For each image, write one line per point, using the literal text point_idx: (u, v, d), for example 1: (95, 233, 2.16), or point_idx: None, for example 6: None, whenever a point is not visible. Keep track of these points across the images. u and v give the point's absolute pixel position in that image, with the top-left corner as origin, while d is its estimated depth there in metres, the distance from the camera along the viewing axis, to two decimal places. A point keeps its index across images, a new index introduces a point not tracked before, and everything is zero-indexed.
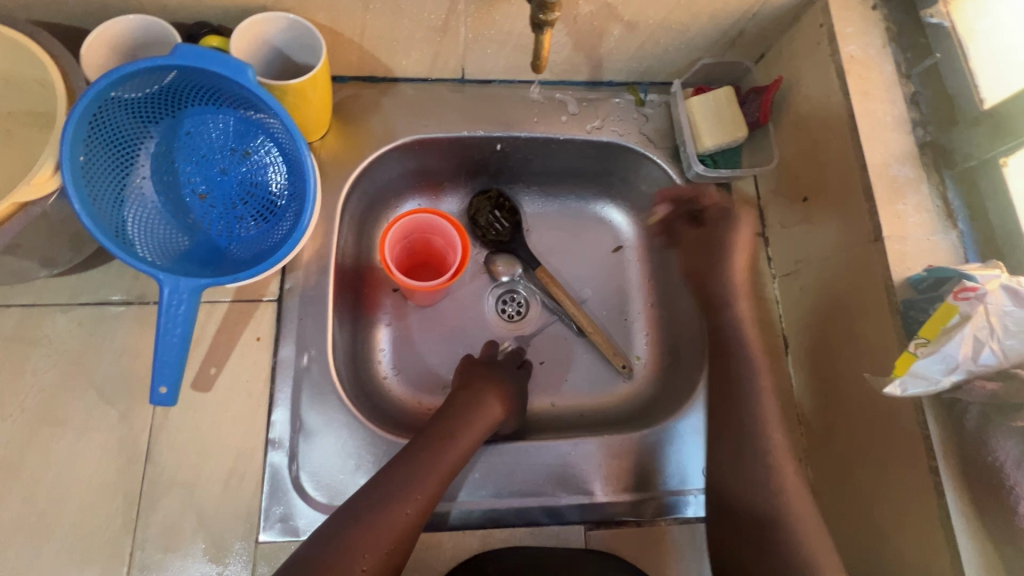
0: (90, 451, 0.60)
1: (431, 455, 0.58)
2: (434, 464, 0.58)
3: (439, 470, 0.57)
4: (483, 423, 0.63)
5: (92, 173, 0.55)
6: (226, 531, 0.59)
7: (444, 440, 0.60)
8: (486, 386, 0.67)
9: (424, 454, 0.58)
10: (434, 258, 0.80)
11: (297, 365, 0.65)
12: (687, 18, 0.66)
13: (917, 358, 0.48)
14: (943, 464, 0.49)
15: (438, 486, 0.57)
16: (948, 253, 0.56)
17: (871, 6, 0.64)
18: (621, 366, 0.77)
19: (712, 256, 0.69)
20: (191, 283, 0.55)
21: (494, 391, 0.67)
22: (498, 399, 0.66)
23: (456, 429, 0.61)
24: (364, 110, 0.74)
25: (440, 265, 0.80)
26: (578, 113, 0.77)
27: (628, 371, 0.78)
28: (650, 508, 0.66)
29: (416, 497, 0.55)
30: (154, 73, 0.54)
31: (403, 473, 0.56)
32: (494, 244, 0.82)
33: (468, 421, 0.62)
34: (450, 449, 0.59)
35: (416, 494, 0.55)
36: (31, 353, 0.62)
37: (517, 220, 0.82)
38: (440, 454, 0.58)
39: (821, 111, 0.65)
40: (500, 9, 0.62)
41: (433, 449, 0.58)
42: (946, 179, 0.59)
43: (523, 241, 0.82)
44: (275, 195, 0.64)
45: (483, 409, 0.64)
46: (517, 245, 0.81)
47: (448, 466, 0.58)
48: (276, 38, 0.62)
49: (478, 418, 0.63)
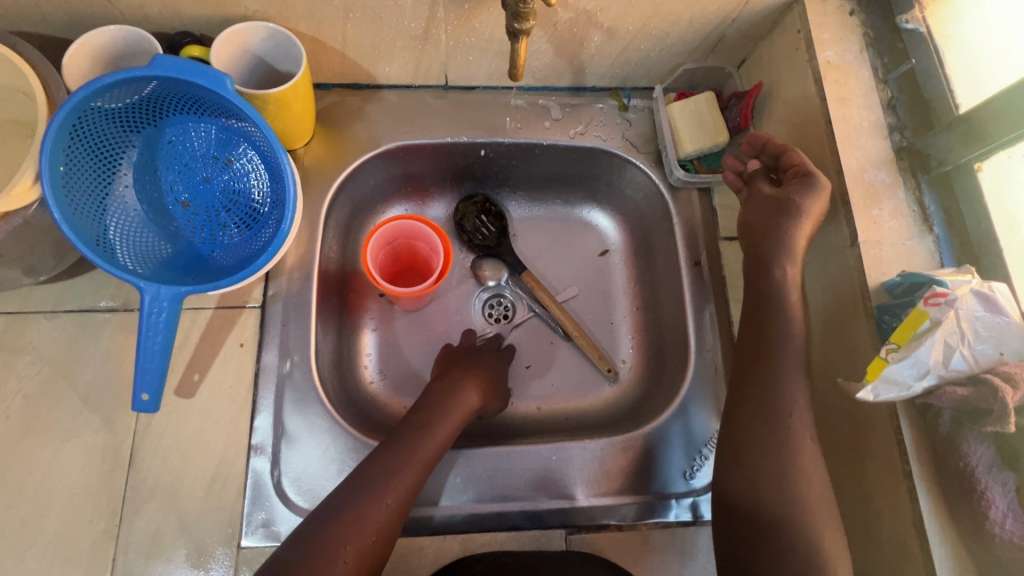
0: (74, 457, 0.61)
1: (408, 446, 0.59)
2: (413, 456, 0.58)
3: (418, 459, 0.58)
4: (460, 412, 0.64)
5: (74, 183, 0.55)
6: (209, 536, 0.60)
7: (422, 430, 0.60)
8: (463, 376, 0.68)
9: (402, 446, 0.58)
10: (420, 263, 0.81)
11: (280, 371, 0.65)
12: (666, 24, 0.66)
13: (888, 363, 0.49)
14: (917, 470, 0.49)
15: (419, 477, 0.57)
16: (924, 258, 0.56)
17: (849, 12, 0.64)
18: (606, 370, 0.77)
19: (776, 219, 0.59)
20: (172, 291, 0.56)
21: (471, 380, 0.68)
22: (474, 389, 0.68)
23: (433, 420, 0.62)
24: (348, 117, 0.75)
25: (425, 270, 0.80)
26: (561, 119, 0.77)
27: (613, 374, 0.78)
28: (631, 512, 0.67)
29: (393, 487, 0.56)
30: (134, 85, 0.54)
31: (380, 466, 0.57)
32: (480, 248, 0.83)
33: (444, 411, 0.63)
34: (427, 438, 0.60)
35: (395, 486, 0.56)
36: (15, 360, 0.62)
37: (503, 225, 0.83)
38: (418, 446, 0.59)
39: (800, 116, 0.65)
40: (479, 17, 0.63)
41: (412, 441, 0.59)
42: (922, 184, 0.59)
43: (509, 245, 0.82)
44: (257, 203, 0.65)
45: (459, 398, 0.65)
46: (503, 250, 0.82)
47: (428, 455, 0.59)
48: (258, 47, 0.63)
49: (454, 407, 0.64)
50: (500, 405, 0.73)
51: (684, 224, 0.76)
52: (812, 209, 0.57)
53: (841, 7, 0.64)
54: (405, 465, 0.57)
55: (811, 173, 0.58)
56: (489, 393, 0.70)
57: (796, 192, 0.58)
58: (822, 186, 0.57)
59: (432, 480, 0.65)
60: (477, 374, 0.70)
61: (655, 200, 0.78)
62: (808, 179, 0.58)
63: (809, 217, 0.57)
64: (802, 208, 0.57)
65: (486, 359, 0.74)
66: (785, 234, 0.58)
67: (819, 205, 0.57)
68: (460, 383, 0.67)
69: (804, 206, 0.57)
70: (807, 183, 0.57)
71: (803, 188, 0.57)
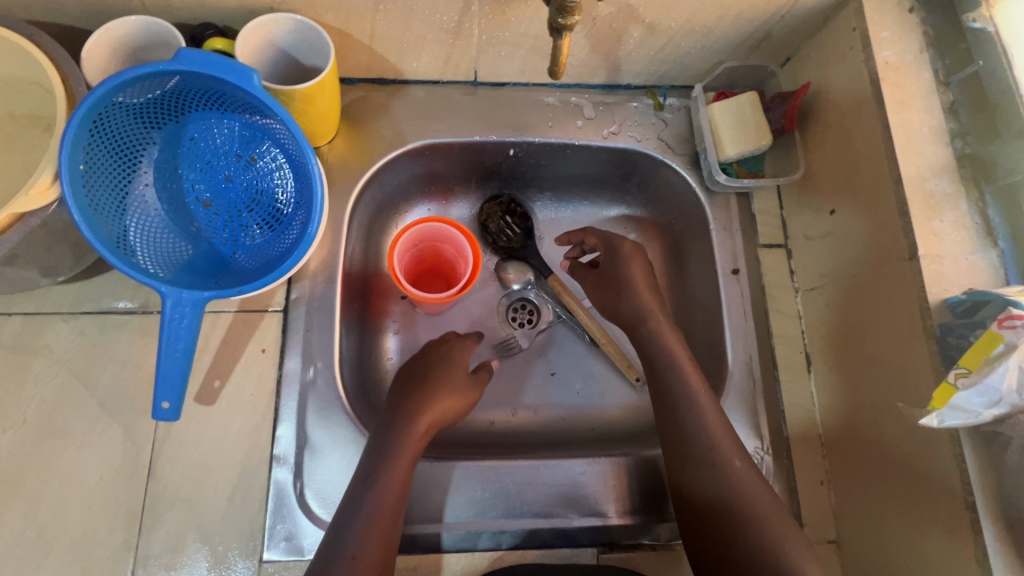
0: (91, 464, 0.59)
1: (361, 507, 0.54)
2: (372, 515, 0.54)
3: (374, 520, 0.54)
4: (403, 451, 0.58)
5: (93, 181, 0.53)
6: (230, 549, 0.58)
7: (367, 485, 0.55)
8: (402, 406, 0.62)
9: (361, 507, 0.54)
10: (443, 266, 0.78)
11: (303, 378, 0.63)
12: (712, 20, 0.63)
13: (957, 389, 0.46)
14: (981, 499, 0.48)
15: (385, 538, 0.53)
16: (988, 274, 0.53)
17: (908, 9, 0.60)
18: (635, 379, 0.75)
19: (619, 296, 0.69)
20: (195, 296, 0.53)
21: (410, 408, 0.61)
22: (416, 416, 0.61)
23: (376, 472, 0.56)
24: (373, 113, 0.72)
25: (449, 274, 0.78)
26: (594, 117, 0.74)
27: (642, 384, 0.75)
28: (665, 532, 0.64)
29: (351, 555, 0.52)
30: (156, 79, 0.51)
31: (342, 531, 0.53)
32: (503, 250, 0.80)
33: (387, 458, 0.57)
34: (373, 494, 0.55)
35: (363, 553, 0.52)
36: (32, 363, 0.60)
37: (529, 226, 0.80)
38: (372, 506, 0.54)
39: (853, 119, 0.62)
40: (515, 10, 0.59)
41: (365, 500, 0.55)
42: (985, 195, 0.56)
43: (535, 248, 0.79)
44: (281, 204, 0.62)
45: (396, 434, 0.59)
46: (528, 252, 0.79)
47: (388, 513, 0.55)
48: (283, 40, 0.60)
49: (394, 446, 0.58)
50: (472, 396, 0.66)
51: (721, 230, 0.72)
52: (633, 275, 0.68)
53: (900, 4, 0.60)
54: (366, 528, 0.53)
55: (613, 240, 0.71)
56: (445, 402, 0.63)
57: (620, 266, 0.69)
58: (628, 250, 0.70)
59: (442, 493, 0.62)
60: (422, 395, 0.63)
61: (690, 204, 0.75)
62: (617, 252, 0.70)
63: (637, 282, 0.68)
64: (630, 277, 0.68)
65: (443, 361, 0.66)
66: (636, 299, 0.67)
67: (637, 268, 0.69)
68: (399, 416, 0.61)
69: (630, 276, 0.68)
70: (618, 253, 0.70)
71: (618, 262, 0.70)
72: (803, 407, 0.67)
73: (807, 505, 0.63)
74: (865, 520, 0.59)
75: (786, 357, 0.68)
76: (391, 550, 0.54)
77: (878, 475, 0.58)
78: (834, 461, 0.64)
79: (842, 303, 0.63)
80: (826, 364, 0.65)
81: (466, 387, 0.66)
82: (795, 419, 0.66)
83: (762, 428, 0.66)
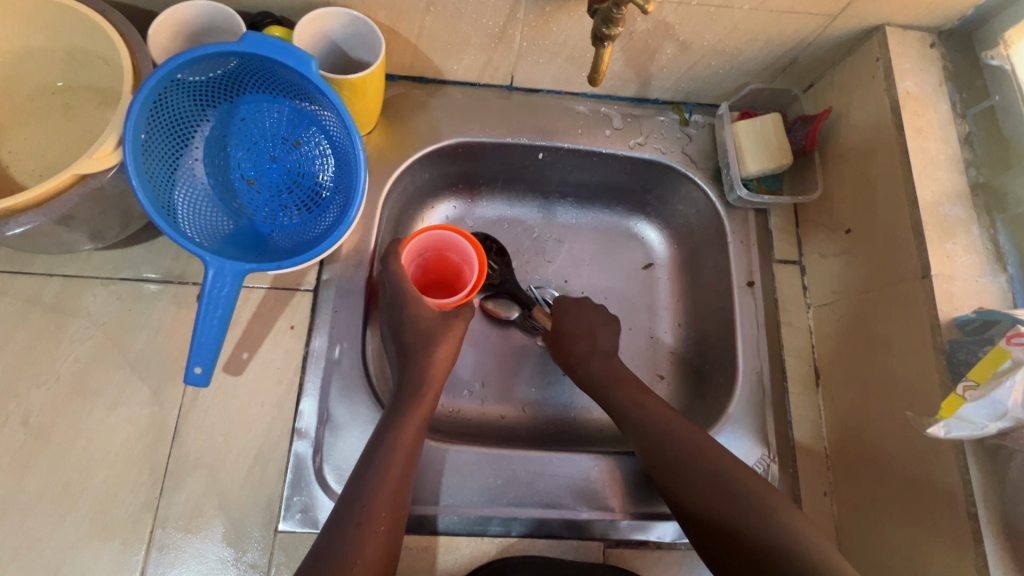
0: (119, 424, 0.60)
1: (371, 464, 0.56)
2: (385, 466, 0.56)
3: (377, 496, 0.55)
4: (410, 414, 0.60)
5: (152, 151, 0.55)
6: (247, 518, 0.59)
7: (382, 444, 0.57)
8: (403, 374, 0.63)
9: (367, 478, 0.55)
10: (448, 275, 0.76)
11: (329, 356, 0.65)
12: (743, 43, 0.66)
13: (965, 401, 0.49)
14: (983, 511, 0.50)
15: (391, 514, 0.54)
16: (997, 296, 0.56)
17: (930, 45, 0.64)
18: (658, 377, 0.79)
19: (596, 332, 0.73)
20: (236, 267, 0.56)
21: (408, 372, 0.63)
22: (414, 382, 0.62)
23: (397, 412, 0.60)
24: (411, 109, 0.75)
25: (454, 281, 0.76)
26: (622, 128, 0.77)
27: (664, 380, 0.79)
28: (670, 532, 0.65)
29: (362, 505, 0.54)
30: (219, 59, 0.54)
31: (362, 478, 0.56)
32: (487, 288, 0.79)
33: (399, 416, 0.60)
34: (375, 474, 0.56)
35: (375, 492, 0.55)
36: (69, 324, 0.62)
37: (506, 260, 0.79)
38: (379, 469, 0.56)
39: (873, 143, 0.65)
40: (558, 20, 0.63)
41: (376, 455, 0.57)
42: (997, 222, 0.59)
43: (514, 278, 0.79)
44: (321, 187, 0.65)
45: (400, 390, 0.62)
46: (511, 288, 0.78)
47: (408, 443, 0.58)
48: (337, 33, 0.63)
49: (402, 410, 0.60)
50: (456, 332, 0.67)
51: (738, 243, 0.75)
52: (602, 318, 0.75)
53: (922, 40, 0.64)
54: (379, 486, 0.55)
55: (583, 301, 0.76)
56: (434, 354, 0.64)
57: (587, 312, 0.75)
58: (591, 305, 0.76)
59: (448, 478, 0.63)
60: (423, 353, 0.64)
61: (709, 217, 0.78)
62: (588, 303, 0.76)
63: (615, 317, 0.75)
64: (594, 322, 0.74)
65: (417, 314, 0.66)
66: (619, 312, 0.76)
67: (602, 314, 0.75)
68: (403, 384, 0.63)
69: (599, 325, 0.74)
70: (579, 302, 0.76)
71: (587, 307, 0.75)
72: (810, 419, 0.68)
73: (811, 515, 0.64)
74: (868, 531, 0.60)
75: (797, 369, 0.70)
76: (402, 502, 0.56)
77: (882, 487, 0.59)
78: (837, 473, 0.66)
79: (852, 320, 0.66)
80: (834, 379, 0.67)
81: (443, 328, 0.66)
82: (802, 430, 0.68)
83: (769, 436, 0.67)
